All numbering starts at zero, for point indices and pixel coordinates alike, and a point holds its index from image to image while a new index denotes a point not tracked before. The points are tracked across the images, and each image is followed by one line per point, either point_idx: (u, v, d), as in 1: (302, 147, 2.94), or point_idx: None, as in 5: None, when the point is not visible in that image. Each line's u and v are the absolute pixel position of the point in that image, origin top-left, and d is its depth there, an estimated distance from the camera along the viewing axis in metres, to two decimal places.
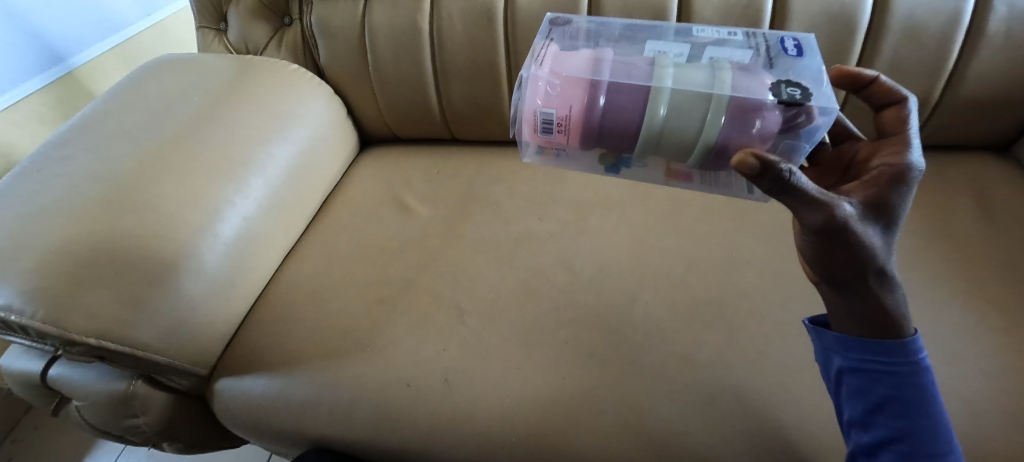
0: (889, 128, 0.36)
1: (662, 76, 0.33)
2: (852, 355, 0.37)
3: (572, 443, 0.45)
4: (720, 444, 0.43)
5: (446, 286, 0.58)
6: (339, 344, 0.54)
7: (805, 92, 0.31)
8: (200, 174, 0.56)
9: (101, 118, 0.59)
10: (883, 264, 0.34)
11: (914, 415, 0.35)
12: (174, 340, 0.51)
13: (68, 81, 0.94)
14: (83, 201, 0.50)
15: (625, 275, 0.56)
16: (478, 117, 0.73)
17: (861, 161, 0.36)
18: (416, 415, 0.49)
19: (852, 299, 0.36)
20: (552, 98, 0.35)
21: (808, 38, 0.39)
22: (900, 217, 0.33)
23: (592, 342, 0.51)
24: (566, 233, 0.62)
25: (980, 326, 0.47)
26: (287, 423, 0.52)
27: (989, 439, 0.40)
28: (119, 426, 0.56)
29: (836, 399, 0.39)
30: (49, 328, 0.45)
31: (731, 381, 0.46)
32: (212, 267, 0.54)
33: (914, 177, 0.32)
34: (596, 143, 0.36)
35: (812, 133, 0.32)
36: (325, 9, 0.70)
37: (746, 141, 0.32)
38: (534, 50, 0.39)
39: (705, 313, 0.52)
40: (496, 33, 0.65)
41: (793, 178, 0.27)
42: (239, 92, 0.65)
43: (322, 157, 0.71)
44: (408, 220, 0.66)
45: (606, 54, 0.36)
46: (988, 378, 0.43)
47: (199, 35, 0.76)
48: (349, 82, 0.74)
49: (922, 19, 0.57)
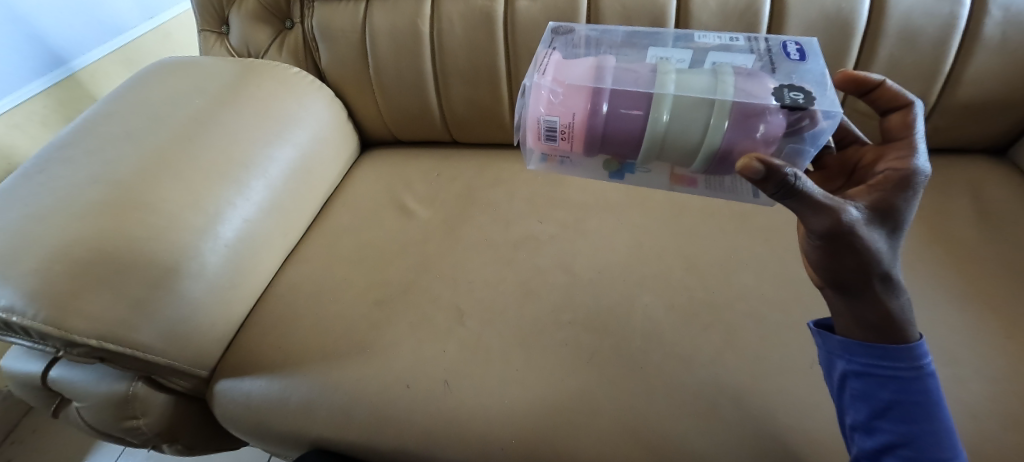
0: (895, 133, 0.36)
1: (665, 82, 0.33)
2: (856, 359, 0.37)
3: (572, 446, 0.44)
4: (721, 446, 0.42)
5: (445, 288, 0.58)
6: (339, 345, 0.54)
7: (808, 96, 0.31)
8: (202, 176, 0.56)
9: (103, 119, 0.59)
10: (888, 269, 0.34)
11: (919, 420, 0.34)
12: (175, 341, 0.51)
13: (70, 83, 0.94)
14: (84, 203, 0.50)
15: (624, 277, 0.56)
16: (478, 119, 0.73)
17: (866, 165, 0.36)
18: (415, 416, 0.49)
19: (856, 304, 0.36)
20: (555, 105, 0.35)
21: (811, 42, 0.39)
22: (905, 221, 0.33)
23: (591, 343, 0.51)
24: (565, 235, 0.62)
25: (981, 329, 0.47)
26: (286, 424, 0.52)
27: (991, 442, 0.40)
28: (119, 427, 0.56)
29: (839, 404, 0.39)
30: (50, 329, 0.45)
31: (731, 383, 0.46)
32: (212, 268, 0.54)
33: (920, 182, 0.33)
34: (600, 149, 0.36)
35: (816, 136, 0.32)
36: (326, 12, 0.70)
37: (751, 145, 0.32)
38: (537, 59, 0.39)
39: (704, 315, 0.52)
40: (496, 35, 0.65)
41: (798, 182, 0.27)
42: (239, 94, 0.65)
43: (322, 159, 0.71)
44: (408, 222, 0.67)
45: (608, 62, 0.36)
46: (989, 380, 0.43)
47: (200, 38, 0.76)
48: (349, 85, 0.74)
49: (919, 24, 0.57)
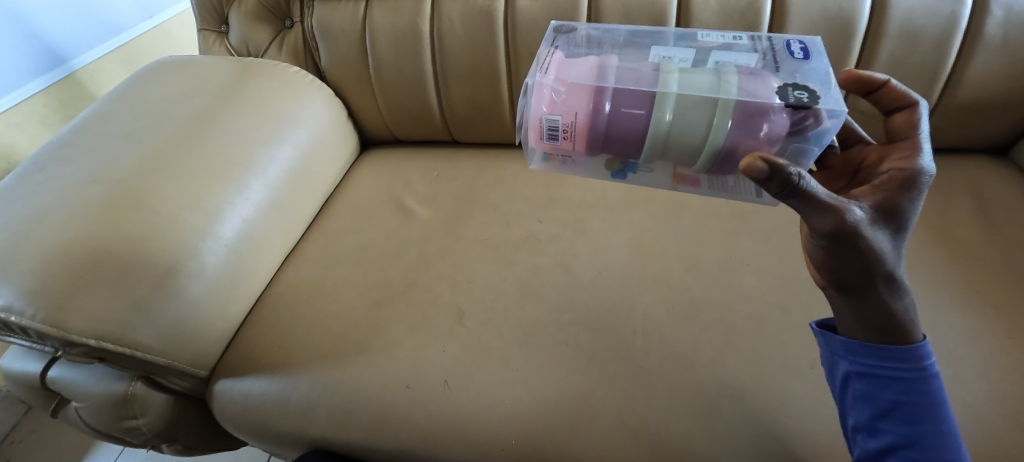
0: (900, 133, 0.36)
1: (668, 81, 0.33)
2: (859, 359, 0.36)
3: (573, 447, 0.44)
4: (723, 446, 0.42)
5: (445, 288, 0.57)
6: (338, 345, 0.54)
7: (812, 96, 0.31)
8: (201, 176, 0.56)
9: (102, 119, 0.59)
10: (892, 269, 0.34)
11: (923, 422, 0.34)
12: (174, 341, 0.50)
13: (69, 82, 0.94)
14: (84, 202, 0.49)
15: (625, 277, 0.56)
16: (478, 119, 0.73)
17: (871, 165, 0.36)
18: (415, 416, 0.48)
19: (859, 304, 0.35)
20: (557, 105, 0.35)
21: (815, 41, 0.39)
22: (910, 222, 0.33)
23: (592, 344, 0.50)
24: (565, 235, 0.61)
25: (983, 329, 0.47)
26: (286, 425, 0.52)
27: (994, 442, 0.39)
28: (118, 427, 0.56)
29: (842, 405, 0.39)
30: (49, 328, 0.44)
31: (733, 383, 0.46)
32: (212, 268, 0.54)
33: (924, 182, 0.32)
34: (602, 149, 0.36)
35: (820, 136, 0.31)
36: (326, 11, 0.70)
37: (754, 144, 0.32)
38: (539, 58, 0.39)
39: (705, 315, 0.52)
40: (496, 34, 0.65)
41: (803, 182, 0.27)
42: (239, 93, 0.65)
43: (322, 158, 0.71)
44: (408, 222, 0.66)
45: (610, 61, 0.36)
46: (991, 381, 0.43)
47: (200, 37, 0.76)
48: (349, 84, 0.74)
49: (921, 23, 0.57)
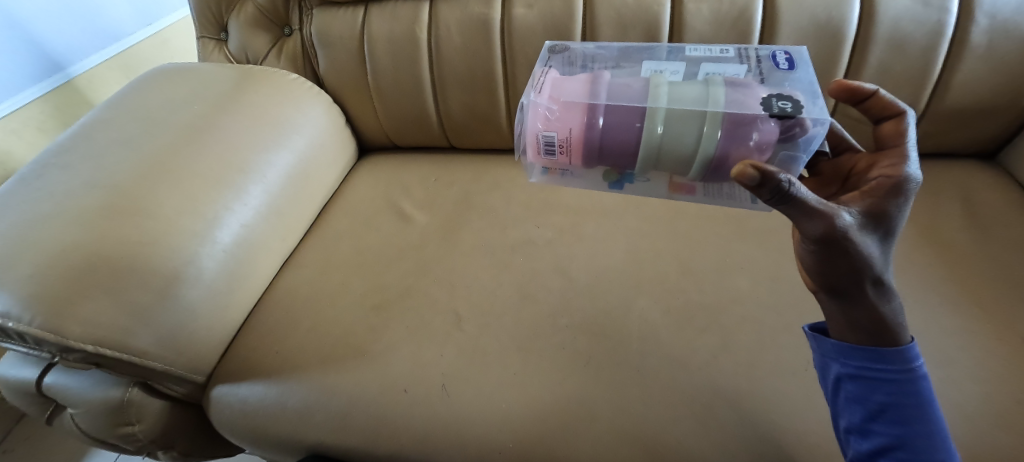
0: (888, 141, 0.36)
1: (657, 95, 0.34)
2: (850, 362, 0.37)
3: (569, 449, 0.45)
4: (718, 447, 0.43)
5: (443, 292, 0.58)
6: (336, 350, 0.54)
7: (796, 105, 0.32)
8: (202, 182, 0.57)
9: (101, 125, 0.59)
10: (880, 273, 0.34)
11: (913, 422, 0.35)
12: (172, 346, 0.51)
13: (67, 88, 0.97)
14: (83, 208, 0.50)
15: (620, 280, 0.57)
16: (475, 125, 0.73)
17: (860, 172, 0.37)
18: (412, 420, 0.49)
19: (850, 307, 0.36)
20: (552, 121, 0.35)
21: (801, 52, 0.40)
22: (898, 227, 0.34)
23: (588, 347, 0.51)
24: (561, 239, 0.62)
25: (974, 331, 0.48)
26: (284, 429, 0.52)
27: (987, 444, 0.40)
28: (113, 434, 0.55)
29: (834, 407, 0.40)
30: (47, 334, 0.45)
31: (727, 386, 0.46)
32: (210, 273, 0.54)
33: (911, 189, 0.33)
34: (597, 162, 0.37)
35: (808, 142, 0.32)
36: (325, 20, 0.71)
37: (744, 152, 0.32)
38: (534, 78, 0.40)
39: (699, 318, 0.52)
40: (492, 40, 0.66)
41: (792, 188, 0.28)
42: (239, 100, 0.65)
43: (321, 164, 0.72)
44: (406, 227, 0.67)
45: (602, 76, 0.37)
46: (984, 383, 0.44)
47: (199, 45, 0.76)
48: (348, 91, 0.75)
49: (907, 31, 0.58)
